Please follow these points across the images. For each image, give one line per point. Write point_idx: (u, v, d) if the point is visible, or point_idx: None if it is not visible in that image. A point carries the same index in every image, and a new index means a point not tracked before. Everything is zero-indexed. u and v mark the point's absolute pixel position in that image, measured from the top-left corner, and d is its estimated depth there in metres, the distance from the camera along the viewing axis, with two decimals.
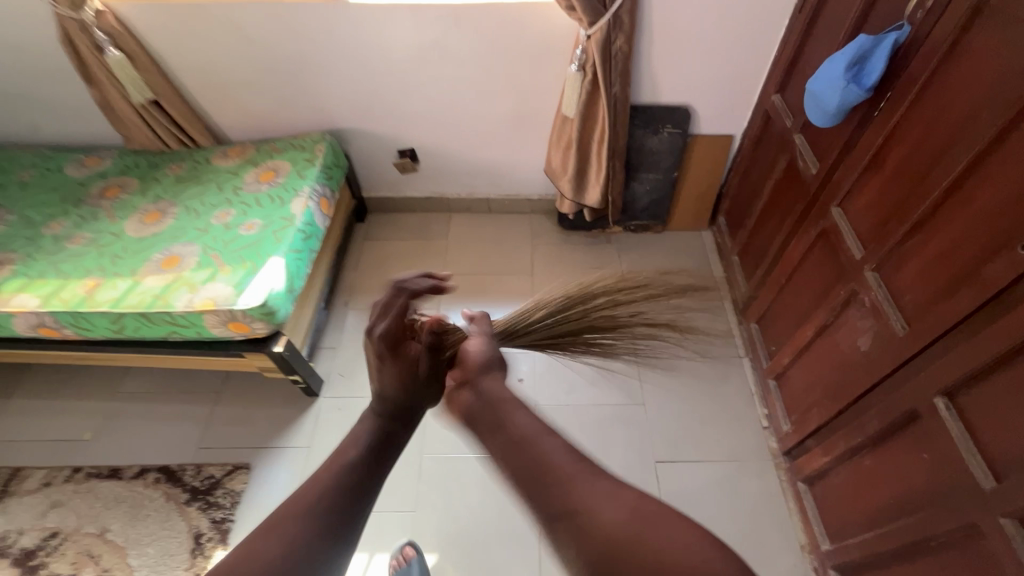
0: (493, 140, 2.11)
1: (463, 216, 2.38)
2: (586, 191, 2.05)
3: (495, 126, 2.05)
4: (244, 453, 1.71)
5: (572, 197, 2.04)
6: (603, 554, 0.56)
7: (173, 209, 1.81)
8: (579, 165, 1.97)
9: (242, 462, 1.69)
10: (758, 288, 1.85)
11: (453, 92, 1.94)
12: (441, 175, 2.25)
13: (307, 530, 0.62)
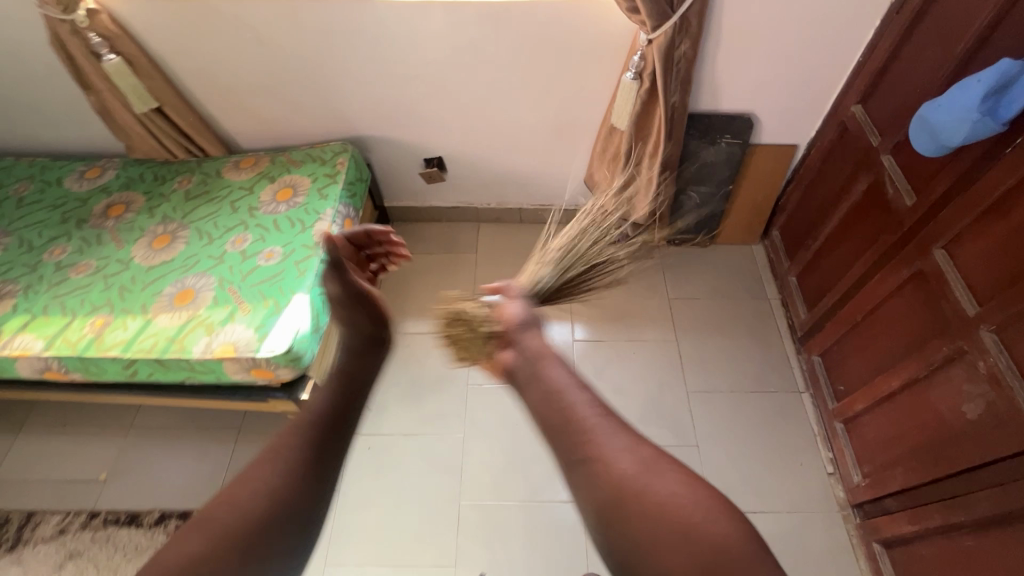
0: (529, 150, 1.92)
1: (493, 228, 2.21)
2: None
3: (532, 134, 1.86)
4: None
5: None
6: (605, 497, 0.75)
7: (184, 232, 1.65)
8: None
9: None
10: (824, 318, 1.70)
11: (488, 99, 1.75)
12: (471, 184, 2.07)
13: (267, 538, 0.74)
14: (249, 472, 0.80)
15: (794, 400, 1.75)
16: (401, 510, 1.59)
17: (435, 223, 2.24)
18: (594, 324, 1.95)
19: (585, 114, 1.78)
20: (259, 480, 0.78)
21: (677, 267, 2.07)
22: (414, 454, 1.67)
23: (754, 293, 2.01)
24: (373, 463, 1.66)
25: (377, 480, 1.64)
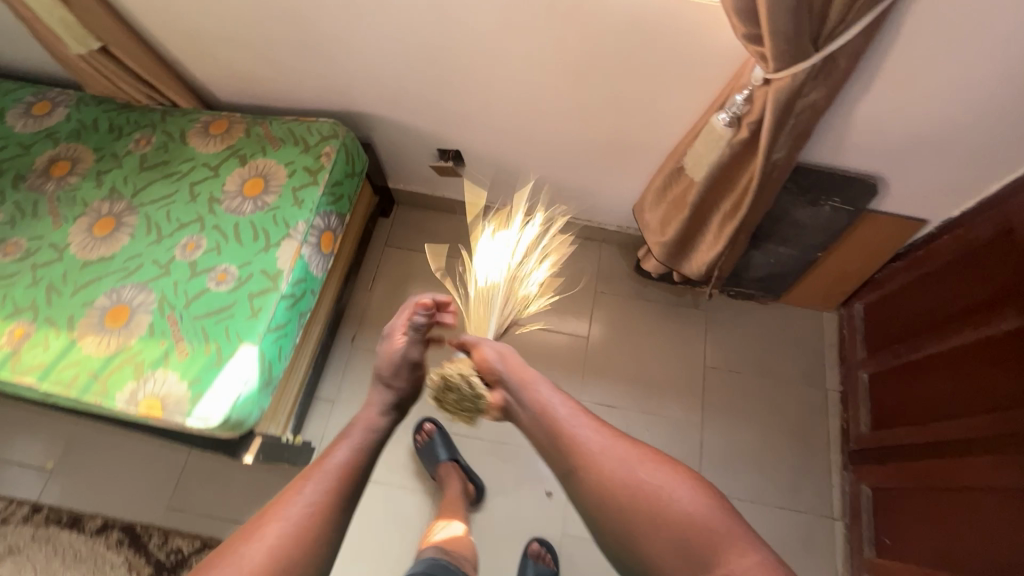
0: (573, 163, 1.50)
1: None
2: (685, 259, 1.47)
3: (580, 148, 1.43)
4: (220, 525, 1.48)
5: (665, 263, 1.48)
6: (599, 497, 0.85)
7: (131, 219, 1.35)
8: (686, 232, 1.38)
9: (215, 537, 1.46)
10: (891, 451, 1.37)
11: (528, 100, 1.31)
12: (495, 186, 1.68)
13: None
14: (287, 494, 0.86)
15: (822, 526, 1.49)
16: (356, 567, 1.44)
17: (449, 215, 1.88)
18: (610, 380, 1.66)
19: (652, 137, 1.33)
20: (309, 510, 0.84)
21: (723, 324, 1.72)
22: (378, 503, 1.50)
23: (810, 377, 1.66)
24: None
25: None
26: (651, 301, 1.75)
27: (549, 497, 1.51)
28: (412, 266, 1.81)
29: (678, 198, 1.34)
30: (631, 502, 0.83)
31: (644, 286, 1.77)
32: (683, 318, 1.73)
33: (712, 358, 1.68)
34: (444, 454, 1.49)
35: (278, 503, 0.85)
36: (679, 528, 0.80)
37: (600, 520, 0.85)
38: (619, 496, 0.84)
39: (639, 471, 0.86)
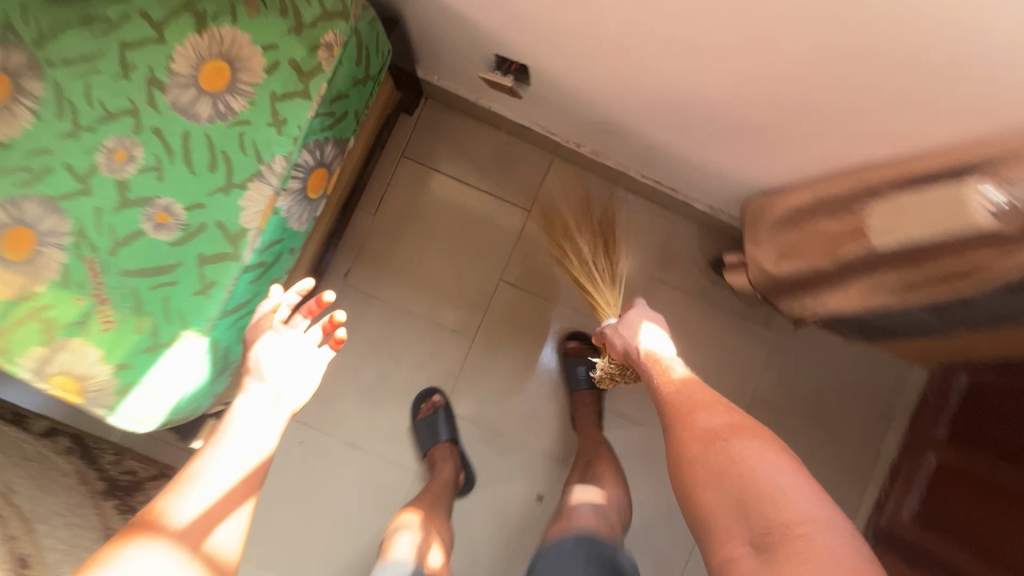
0: (684, 130, 1.03)
1: (574, 181, 1.42)
2: (790, 297, 1.10)
3: (707, 118, 0.95)
4: None
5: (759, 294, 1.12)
6: (682, 459, 0.77)
7: (34, 85, 0.91)
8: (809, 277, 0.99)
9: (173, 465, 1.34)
10: (923, 557, 1.20)
11: (652, 40, 0.81)
12: (565, 118, 1.21)
13: None
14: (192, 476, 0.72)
15: None
16: None
17: (493, 131, 1.43)
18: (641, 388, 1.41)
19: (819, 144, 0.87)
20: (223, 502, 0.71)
21: (789, 353, 1.43)
22: (353, 468, 1.34)
23: (866, 436, 1.43)
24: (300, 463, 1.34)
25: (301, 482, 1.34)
26: (716, 305, 1.42)
27: (539, 502, 1.35)
28: (431, 195, 1.41)
29: (825, 238, 0.92)
30: (718, 466, 0.73)
31: (713, 285, 1.42)
32: (746, 336, 1.42)
33: (765, 389, 1.42)
34: (445, 433, 1.30)
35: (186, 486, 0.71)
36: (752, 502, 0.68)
37: (681, 477, 0.76)
38: (699, 452, 0.75)
39: (727, 437, 0.75)
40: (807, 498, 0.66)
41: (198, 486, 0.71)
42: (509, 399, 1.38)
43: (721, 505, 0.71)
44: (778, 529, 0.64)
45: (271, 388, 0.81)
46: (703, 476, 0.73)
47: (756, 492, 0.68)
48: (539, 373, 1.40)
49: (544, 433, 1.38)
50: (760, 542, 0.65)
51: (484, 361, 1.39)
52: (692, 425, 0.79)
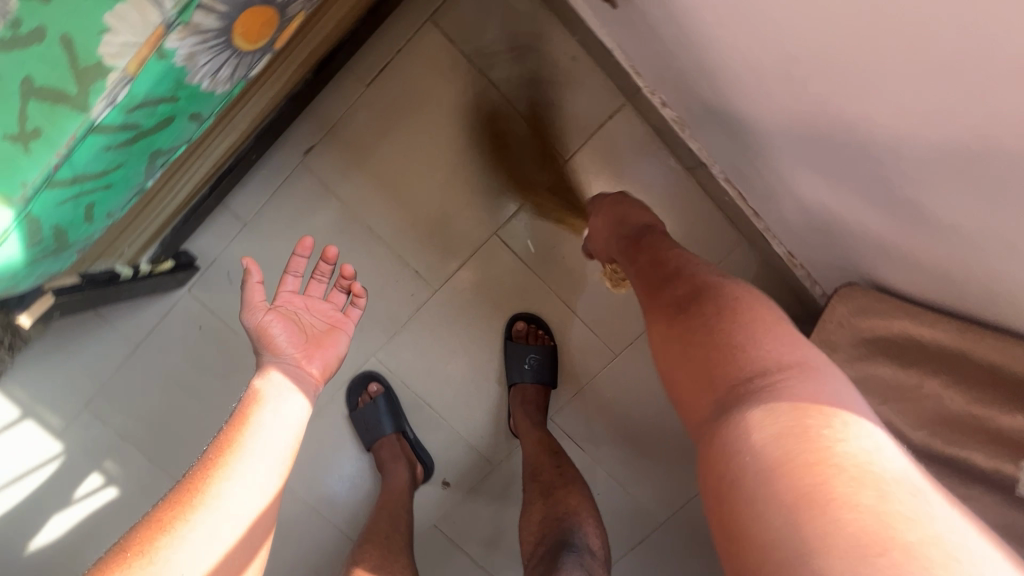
0: (813, 161, 0.68)
1: (632, 143, 1.06)
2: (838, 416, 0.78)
3: (853, 166, 0.61)
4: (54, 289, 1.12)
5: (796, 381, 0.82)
6: (668, 327, 0.60)
7: None
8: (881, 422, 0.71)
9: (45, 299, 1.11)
10: None
11: (844, 17, 0.45)
12: (660, 59, 0.83)
13: None
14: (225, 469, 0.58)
15: None
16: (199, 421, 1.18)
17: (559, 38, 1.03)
18: (602, 420, 1.15)
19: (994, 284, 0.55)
20: (263, 490, 0.60)
21: None
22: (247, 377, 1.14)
23: None
24: (199, 345, 1.15)
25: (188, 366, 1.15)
26: None
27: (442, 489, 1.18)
28: (443, 88, 1.05)
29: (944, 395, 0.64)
30: (701, 328, 0.56)
31: None
32: None
33: None
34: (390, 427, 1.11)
35: (215, 482, 0.57)
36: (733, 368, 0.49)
37: (666, 358, 0.58)
38: (682, 323, 0.58)
39: (716, 299, 0.58)
40: (781, 344, 0.50)
41: (230, 485, 0.58)
42: (450, 370, 1.15)
43: (688, 373, 0.54)
44: (756, 375, 0.47)
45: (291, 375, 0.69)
46: (675, 349, 0.57)
47: (732, 340, 0.51)
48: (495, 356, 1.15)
49: (475, 422, 1.17)
50: (728, 399, 0.48)
51: (438, 318, 1.13)
52: (665, 299, 0.65)
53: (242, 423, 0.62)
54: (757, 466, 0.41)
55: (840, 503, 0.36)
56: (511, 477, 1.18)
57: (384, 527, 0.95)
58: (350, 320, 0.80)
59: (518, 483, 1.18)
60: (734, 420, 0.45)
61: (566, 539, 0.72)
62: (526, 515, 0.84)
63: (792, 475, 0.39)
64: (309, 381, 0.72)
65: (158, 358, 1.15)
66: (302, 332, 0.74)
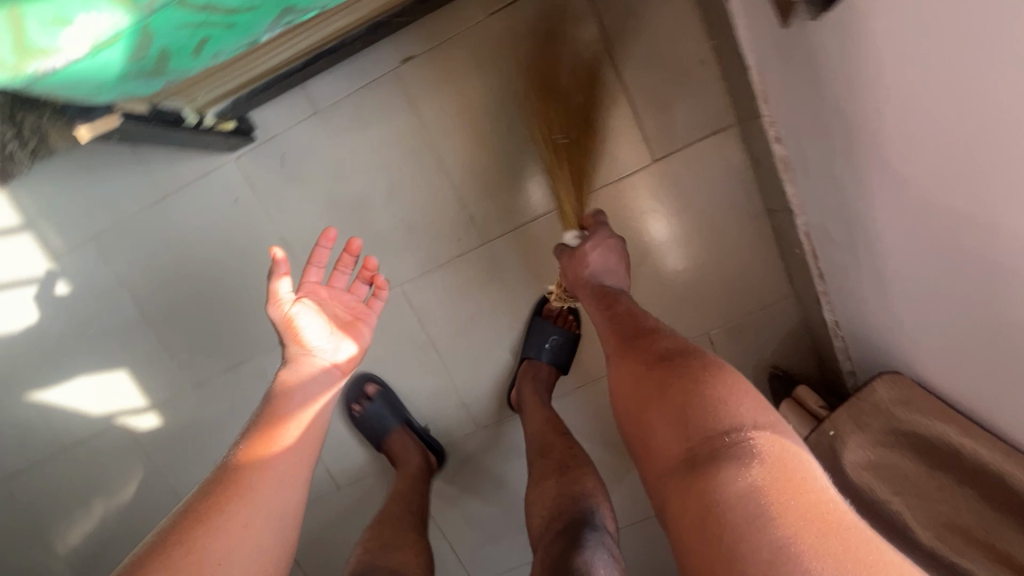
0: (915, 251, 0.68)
1: (721, 167, 1.04)
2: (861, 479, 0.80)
3: (962, 271, 0.61)
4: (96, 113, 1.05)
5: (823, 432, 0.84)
6: (631, 377, 0.67)
7: None
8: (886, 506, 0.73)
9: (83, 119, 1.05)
10: None
11: None
12: (801, 98, 0.80)
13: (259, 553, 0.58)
14: (259, 462, 0.62)
15: None
16: (204, 293, 1.14)
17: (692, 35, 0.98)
18: (597, 421, 1.16)
19: None
20: (291, 484, 0.64)
21: None
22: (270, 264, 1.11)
23: None
24: (228, 218, 1.10)
25: (211, 237, 1.11)
26: None
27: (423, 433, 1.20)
28: (557, 44, 1.00)
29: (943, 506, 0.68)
30: (665, 386, 0.61)
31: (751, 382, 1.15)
32: None
33: None
34: (394, 418, 1.15)
35: (249, 474, 0.61)
36: (697, 424, 0.54)
37: (636, 415, 0.64)
38: (651, 379, 0.63)
39: (680, 359, 0.63)
40: (751, 402, 0.55)
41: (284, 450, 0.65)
42: (470, 323, 1.14)
43: (658, 428, 0.58)
44: (715, 436, 0.51)
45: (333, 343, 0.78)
46: (645, 405, 0.62)
47: (697, 399, 0.56)
48: (517, 325, 1.14)
49: (475, 382, 1.16)
50: (697, 454, 0.51)
51: (474, 273, 1.11)
52: (640, 347, 0.70)
53: (272, 417, 0.67)
54: (714, 519, 0.45)
55: (782, 545, 0.41)
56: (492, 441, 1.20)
57: (397, 508, 1.01)
58: (374, 309, 0.88)
59: (493, 449, 1.20)
60: (692, 480, 0.50)
61: (587, 516, 0.78)
62: (539, 488, 0.89)
63: (756, 524, 0.43)
64: (336, 374, 0.77)
65: (182, 217, 1.10)
66: (328, 321, 0.80)
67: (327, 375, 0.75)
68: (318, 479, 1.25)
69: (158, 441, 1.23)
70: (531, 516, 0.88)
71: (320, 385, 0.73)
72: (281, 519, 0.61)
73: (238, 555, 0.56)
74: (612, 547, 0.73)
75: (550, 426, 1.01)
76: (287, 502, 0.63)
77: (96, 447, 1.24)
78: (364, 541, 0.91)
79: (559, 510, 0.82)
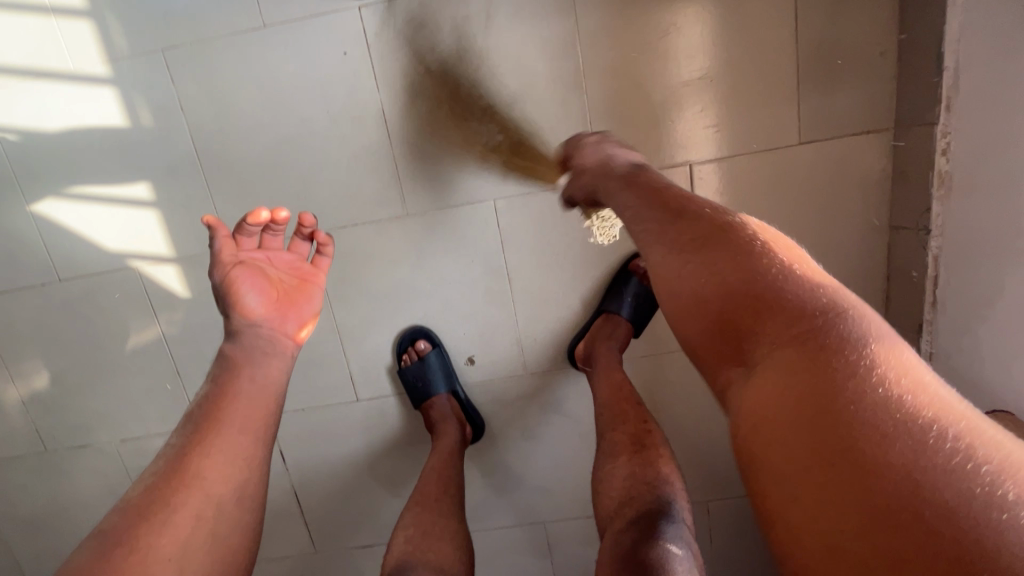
0: None
1: (857, 170, 0.99)
2: None
3: None
4: None
5: None
6: (678, 268, 0.54)
7: None
8: None
9: None
10: None
11: None
12: (1010, 111, 0.75)
13: (220, 538, 0.58)
14: (210, 450, 0.61)
15: None
16: (273, 148, 1.01)
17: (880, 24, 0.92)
18: (647, 393, 1.12)
19: None
20: (242, 466, 0.63)
21: None
22: (360, 138, 1.00)
23: None
24: (327, 71, 0.97)
25: (301, 88, 0.98)
26: None
27: (464, 363, 1.13)
28: (650, 19, 0.94)
29: None
30: (726, 278, 0.49)
31: None
32: None
33: (718, 507, 1.18)
34: (440, 386, 1.10)
35: (199, 461, 0.61)
36: (781, 323, 0.44)
37: (685, 310, 0.53)
38: (702, 275, 0.51)
39: (740, 244, 0.50)
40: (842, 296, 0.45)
41: (224, 435, 0.63)
42: (552, 260, 1.06)
43: (721, 335, 0.49)
44: (809, 340, 0.42)
45: (273, 318, 0.74)
46: (700, 305, 0.51)
47: (779, 298, 0.45)
48: (599, 276, 1.07)
49: (539, 324, 1.09)
50: (780, 363, 0.43)
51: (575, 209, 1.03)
52: (679, 226, 0.56)
53: (223, 396, 0.66)
54: (828, 445, 0.37)
55: (939, 480, 0.32)
56: (535, 390, 1.14)
57: (437, 488, 0.96)
58: (319, 270, 0.81)
59: (535, 394, 1.14)
60: (784, 395, 0.41)
61: (664, 507, 0.71)
62: (610, 465, 0.83)
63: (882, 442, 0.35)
64: (285, 343, 0.75)
65: (275, 55, 0.96)
66: (274, 289, 0.75)
67: (276, 344, 0.73)
68: (337, 384, 1.15)
69: (171, 299, 1.10)
70: (599, 496, 0.82)
71: (260, 365, 0.70)
72: (236, 501, 0.61)
73: (194, 548, 0.56)
74: (692, 543, 0.68)
75: (622, 392, 0.95)
76: (241, 486, 0.62)
77: (98, 286, 1.10)
78: (406, 527, 0.86)
79: (630, 497, 0.75)
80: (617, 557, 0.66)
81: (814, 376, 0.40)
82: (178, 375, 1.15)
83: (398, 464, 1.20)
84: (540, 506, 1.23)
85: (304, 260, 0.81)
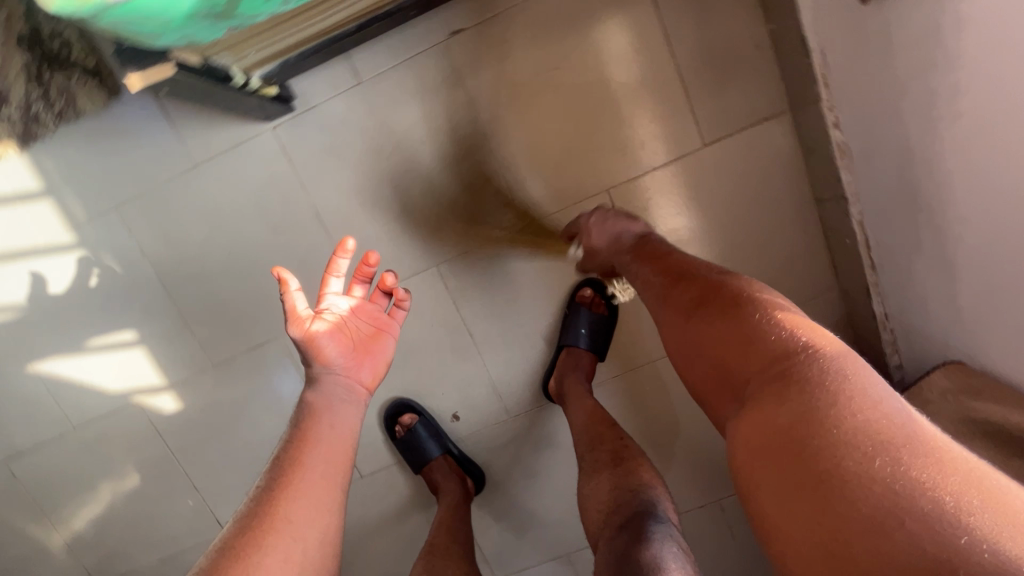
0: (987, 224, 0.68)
1: (768, 156, 1.03)
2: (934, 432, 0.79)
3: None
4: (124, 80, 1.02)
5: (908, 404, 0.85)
6: (689, 337, 0.61)
7: None
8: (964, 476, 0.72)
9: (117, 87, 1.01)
10: None
11: None
12: (871, 81, 0.79)
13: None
14: (293, 492, 0.58)
15: None
16: (230, 267, 1.10)
17: (744, 23, 0.97)
18: (628, 409, 1.15)
19: None
20: (326, 512, 0.59)
21: None
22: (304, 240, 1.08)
23: None
24: (259, 190, 1.06)
25: (242, 211, 1.07)
26: None
27: (451, 421, 1.18)
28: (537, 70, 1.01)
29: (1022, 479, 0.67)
30: (729, 345, 0.55)
31: None
32: None
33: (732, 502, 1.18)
34: (433, 449, 1.14)
35: (286, 504, 0.57)
36: (776, 375, 0.48)
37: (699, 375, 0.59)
38: (708, 340, 0.58)
39: (744, 309, 0.56)
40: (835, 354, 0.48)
41: (305, 480, 0.60)
42: (504, 307, 1.11)
43: (726, 397, 0.53)
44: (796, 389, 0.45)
45: (347, 367, 0.71)
46: (708, 372, 0.57)
47: (773, 352, 0.50)
48: (552, 311, 1.11)
49: (509, 369, 1.14)
50: (769, 408, 0.46)
51: (513, 255, 1.08)
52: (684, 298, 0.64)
53: (304, 442, 0.63)
54: (794, 486, 0.41)
55: (883, 503, 0.35)
56: (523, 429, 1.18)
57: (445, 538, 0.99)
58: (394, 324, 0.77)
59: (524, 432, 1.18)
60: (774, 441, 0.44)
61: (648, 507, 0.74)
62: (593, 481, 0.86)
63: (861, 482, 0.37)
64: (359, 392, 0.71)
65: (210, 188, 1.06)
66: (350, 337, 0.72)
67: (353, 394, 0.70)
68: None
69: (173, 423, 1.18)
70: (587, 512, 0.84)
71: (337, 417, 0.66)
72: (321, 549, 0.57)
73: None
74: (678, 537, 0.69)
75: (596, 418, 0.98)
76: (325, 537, 0.58)
77: (107, 426, 1.19)
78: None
79: (616, 505, 0.78)
80: (611, 561, 0.67)
81: (796, 419, 0.43)
82: (197, 489, 1.22)
83: (416, 527, 1.24)
84: (560, 540, 1.25)
85: (380, 310, 0.77)
